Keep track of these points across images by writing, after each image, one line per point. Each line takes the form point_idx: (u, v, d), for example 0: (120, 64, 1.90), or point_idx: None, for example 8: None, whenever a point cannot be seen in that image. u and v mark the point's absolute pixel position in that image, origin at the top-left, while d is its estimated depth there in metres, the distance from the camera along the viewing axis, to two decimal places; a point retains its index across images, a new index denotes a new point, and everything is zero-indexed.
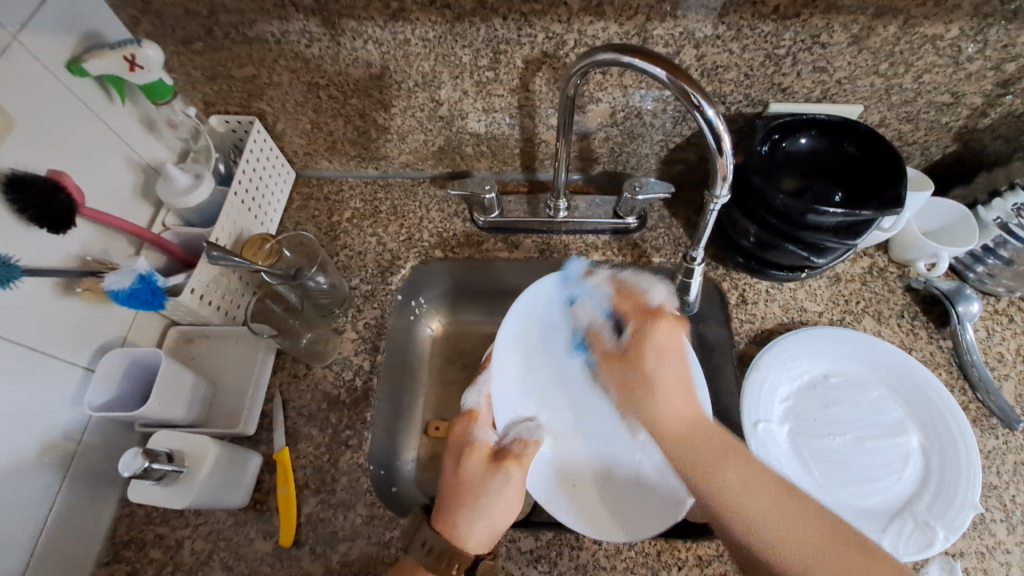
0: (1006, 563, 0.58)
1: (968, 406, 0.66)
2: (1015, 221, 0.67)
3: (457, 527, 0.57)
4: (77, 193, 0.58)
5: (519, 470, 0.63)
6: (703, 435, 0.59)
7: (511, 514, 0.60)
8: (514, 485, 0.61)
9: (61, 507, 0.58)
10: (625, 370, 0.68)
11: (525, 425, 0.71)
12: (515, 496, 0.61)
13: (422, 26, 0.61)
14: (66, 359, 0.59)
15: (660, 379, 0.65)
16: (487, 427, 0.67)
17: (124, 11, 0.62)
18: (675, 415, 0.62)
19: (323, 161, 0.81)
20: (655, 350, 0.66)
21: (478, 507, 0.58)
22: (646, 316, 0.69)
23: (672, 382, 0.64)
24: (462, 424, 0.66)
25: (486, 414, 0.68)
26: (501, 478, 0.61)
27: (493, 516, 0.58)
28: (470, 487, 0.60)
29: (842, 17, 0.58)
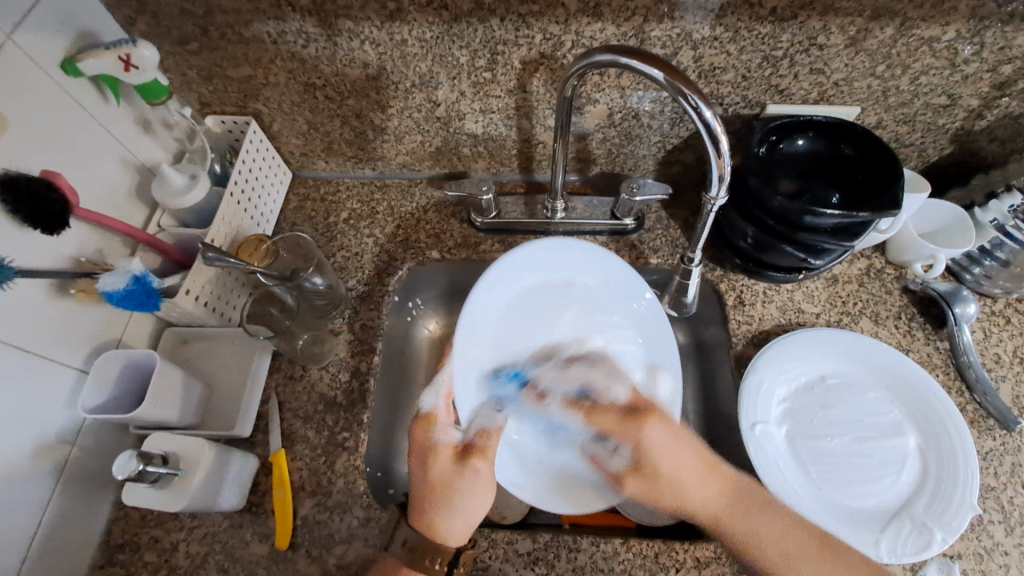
0: (1004, 564, 0.58)
1: (965, 407, 0.66)
2: (1012, 222, 0.67)
3: (437, 526, 0.56)
4: (71, 193, 0.58)
5: (487, 465, 0.60)
6: (726, 500, 0.57)
7: (486, 506, 0.58)
8: (486, 480, 0.59)
9: (56, 509, 0.58)
10: (648, 493, 0.59)
11: (486, 412, 0.66)
12: (488, 489, 0.59)
13: (419, 27, 0.61)
14: (60, 361, 0.59)
15: (665, 474, 0.59)
16: (447, 426, 0.62)
17: (119, 11, 0.61)
18: (708, 498, 0.57)
19: (319, 161, 0.81)
20: (658, 451, 0.60)
21: (452, 506, 0.56)
22: (626, 424, 0.63)
23: (681, 470, 0.58)
24: (422, 428, 0.61)
25: (446, 414, 0.63)
26: (470, 478, 0.58)
27: (468, 510, 0.57)
28: (442, 490, 0.57)
29: (839, 19, 0.58)
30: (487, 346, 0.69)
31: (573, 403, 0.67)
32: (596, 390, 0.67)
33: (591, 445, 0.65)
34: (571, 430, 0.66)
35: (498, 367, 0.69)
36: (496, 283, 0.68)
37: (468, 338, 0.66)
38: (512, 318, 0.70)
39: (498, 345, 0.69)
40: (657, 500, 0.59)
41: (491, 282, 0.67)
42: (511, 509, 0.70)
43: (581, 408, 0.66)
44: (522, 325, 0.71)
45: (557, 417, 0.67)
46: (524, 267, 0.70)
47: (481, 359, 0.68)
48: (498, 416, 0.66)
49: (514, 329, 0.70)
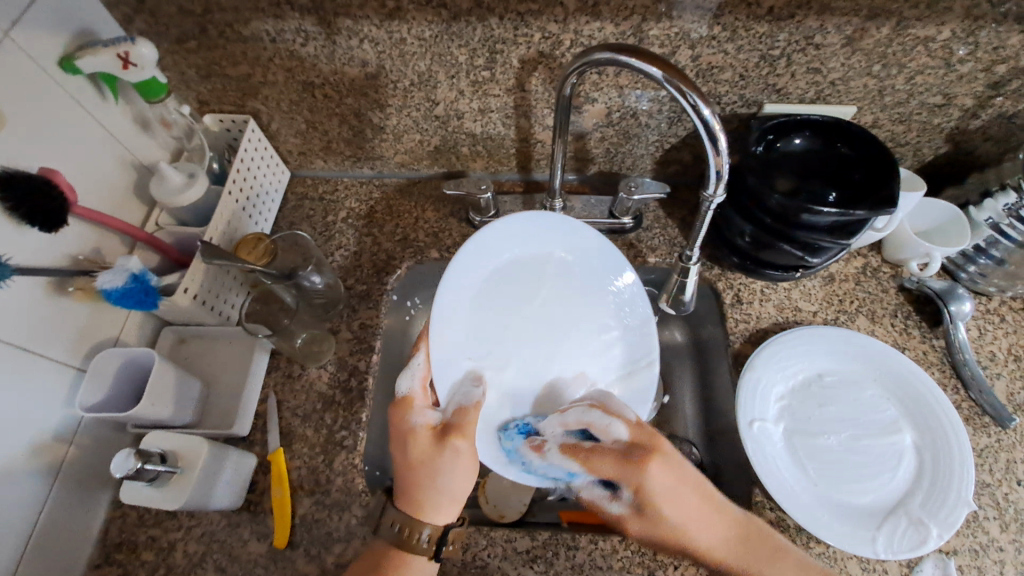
0: (999, 561, 0.58)
1: (961, 404, 0.66)
2: (1006, 221, 0.67)
3: (419, 506, 0.54)
4: (69, 191, 0.57)
5: (468, 443, 0.56)
6: (736, 548, 0.52)
7: (468, 484, 0.56)
8: (468, 459, 0.55)
9: (53, 508, 0.58)
10: (641, 530, 0.53)
11: (465, 387, 0.62)
12: (471, 464, 0.56)
13: (418, 26, 0.61)
14: (58, 360, 0.58)
15: (669, 519, 0.52)
16: (424, 409, 0.58)
17: (117, 8, 0.61)
18: (713, 545, 0.52)
19: (318, 160, 0.81)
20: (661, 498, 0.52)
21: (433, 487, 0.54)
22: (628, 467, 0.52)
23: (692, 523, 0.52)
24: (399, 410, 0.57)
25: (423, 396, 0.59)
26: (451, 458, 0.54)
27: (450, 488, 0.54)
28: (421, 472, 0.54)
29: (835, 18, 0.58)
30: (462, 321, 0.64)
31: (570, 447, 0.57)
32: (597, 428, 0.56)
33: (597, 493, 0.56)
34: (524, 454, 0.60)
35: (476, 337, 0.65)
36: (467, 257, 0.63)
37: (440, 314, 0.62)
38: (487, 291, 0.66)
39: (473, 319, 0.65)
40: (636, 529, 0.54)
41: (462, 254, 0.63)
42: (510, 507, 0.71)
43: (578, 454, 0.56)
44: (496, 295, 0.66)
45: (555, 463, 0.58)
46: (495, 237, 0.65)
47: (459, 331, 0.64)
48: (476, 392, 0.61)
49: (491, 302, 0.66)
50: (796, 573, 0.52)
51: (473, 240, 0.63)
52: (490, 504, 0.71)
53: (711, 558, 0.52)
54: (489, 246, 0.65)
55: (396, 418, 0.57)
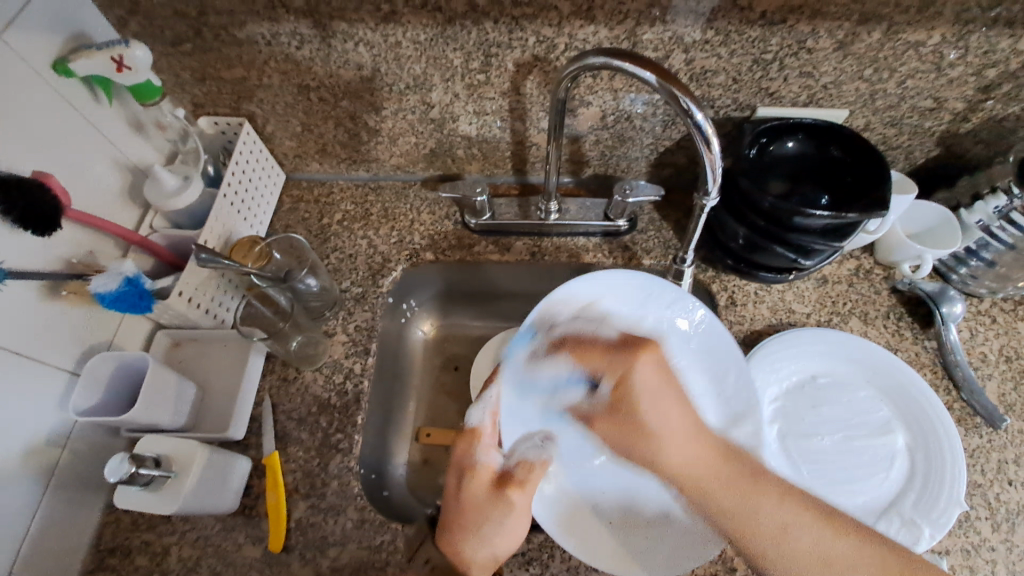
0: (992, 560, 0.59)
1: (952, 405, 0.67)
2: (997, 224, 0.68)
3: (456, 550, 0.56)
4: (63, 194, 0.57)
5: (523, 497, 0.61)
6: (716, 466, 0.60)
7: (519, 538, 0.58)
8: (519, 512, 0.59)
9: (46, 513, 0.57)
10: (622, 437, 0.65)
11: (535, 443, 0.68)
12: (522, 522, 0.59)
13: (414, 29, 0.61)
14: (51, 364, 0.58)
15: (654, 425, 0.64)
16: (489, 449, 0.65)
17: (111, 11, 0.61)
18: (687, 462, 0.61)
19: (313, 163, 0.81)
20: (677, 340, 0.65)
21: (479, 532, 0.56)
22: (624, 355, 0.68)
23: (662, 426, 0.63)
24: (466, 444, 0.65)
25: (491, 433, 0.66)
26: (503, 508, 0.59)
27: (492, 535, 0.57)
28: (474, 511, 0.58)
29: (827, 23, 0.59)
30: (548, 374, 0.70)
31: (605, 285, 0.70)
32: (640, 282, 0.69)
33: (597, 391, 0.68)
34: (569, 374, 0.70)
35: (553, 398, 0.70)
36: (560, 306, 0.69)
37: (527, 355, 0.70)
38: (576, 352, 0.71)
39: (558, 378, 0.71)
40: (625, 444, 0.65)
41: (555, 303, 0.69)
42: None
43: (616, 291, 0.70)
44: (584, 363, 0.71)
45: (547, 376, 0.70)
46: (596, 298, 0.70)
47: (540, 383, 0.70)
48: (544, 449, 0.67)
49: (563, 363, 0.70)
50: (777, 507, 0.56)
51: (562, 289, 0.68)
52: None
53: (678, 476, 0.61)
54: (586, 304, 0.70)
55: (463, 452, 0.65)
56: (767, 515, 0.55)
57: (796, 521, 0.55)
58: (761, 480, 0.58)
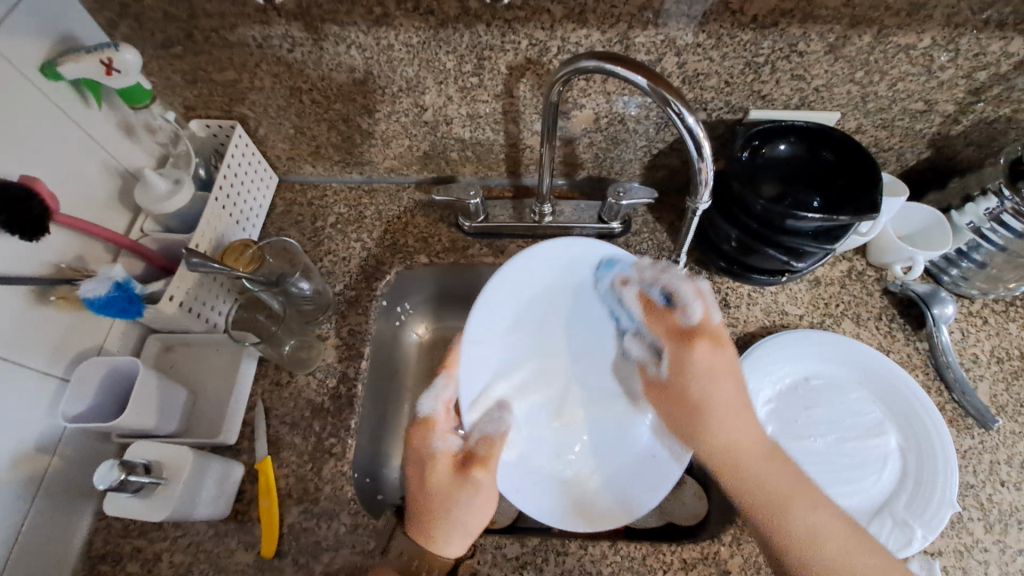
0: (984, 561, 0.59)
1: (944, 406, 0.67)
2: (988, 225, 0.69)
3: (429, 538, 0.55)
4: (51, 198, 0.56)
5: (488, 475, 0.58)
6: (762, 463, 0.55)
7: (487, 516, 0.58)
8: (484, 490, 0.57)
9: (34, 521, 0.57)
10: (676, 416, 0.61)
11: (493, 416, 0.63)
12: (489, 500, 0.58)
13: (406, 32, 0.61)
14: (40, 370, 0.58)
15: (709, 402, 0.59)
16: (445, 434, 0.61)
17: (101, 14, 0.61)
18: (773, 478, 0.54)
19: (306, 165, 0.80)
20: (699, 374, 0.60)
21: (450, 518, 0.56)
22: (679, 341, 0.62)
23: (726, 395, 0.59)
24: (420, 434, 0.61)
25: (445, 420, 0.61)
26: (469, 489, 0.57)
27: (463, 517, 0.56)
28: (439, 500, 0.57)
29: (818, 26, 0.59)
30: (497, 348, 0.64)
31: (643, 290, 0.64)
32: (677, 298, 0.63)
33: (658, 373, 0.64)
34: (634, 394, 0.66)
35: (501, 368, 0.65)
36: (514, 277, 0.61)
37: (477, 333, 0.61)
38: (523, 320, 0.65)
39: (506, 349, 0.65)
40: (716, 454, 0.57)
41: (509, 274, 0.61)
42: (501, 513, 0.71)
43: (647, 301, 0.64)
44: (531, 328, 0.66)
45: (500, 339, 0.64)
46: (544, 270, 0.63)
47: (493, 354, 0.63)
48: (501, 420, 0.62)
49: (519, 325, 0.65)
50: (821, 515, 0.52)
51: (517, 262, 0.60)
52: None
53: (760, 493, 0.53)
54: (535, 274, 0.63)
55: (421, 444, 0.60)
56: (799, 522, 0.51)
57: (844, 535, 0.51)
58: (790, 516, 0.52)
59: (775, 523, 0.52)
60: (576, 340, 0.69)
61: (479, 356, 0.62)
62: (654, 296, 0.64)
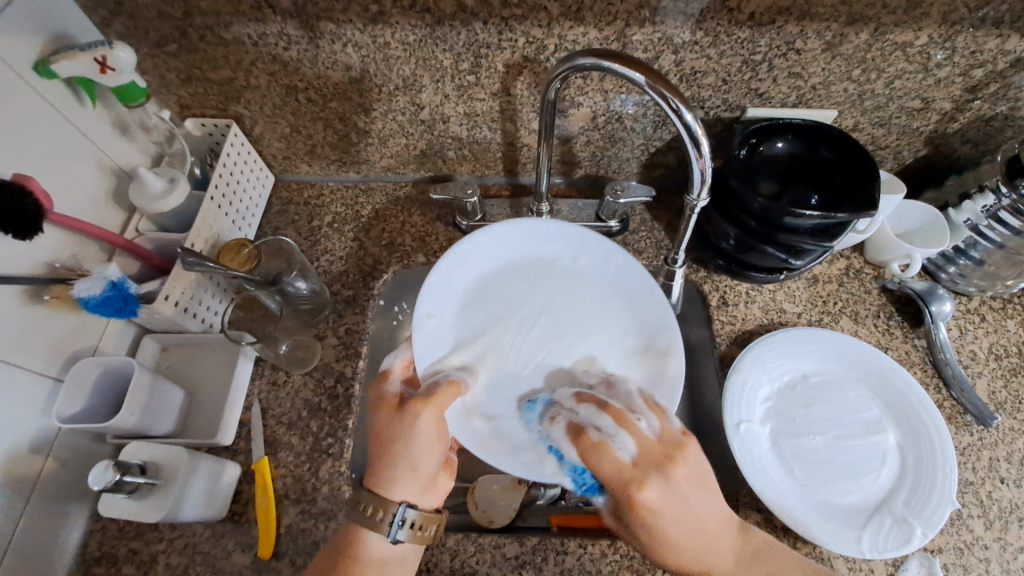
0: (984, 558, 0.59)
1: (943, 404, 0.67)
2: (985, 222, 0.69)
3: (382, 481, 0.53)
4: (44, 197, 0.56)
5: (429, 411, 0.54)
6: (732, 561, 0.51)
7: (436, 451, 0.54)
8: (427, 433, 0.53)
9: (29, 522, 0.56)
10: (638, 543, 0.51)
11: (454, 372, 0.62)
12: (435, 434, 0.54)
13: (402, 30, 0.61)
14: (34, 370, 0.57)
15: (663, 520, 0.48)
16: (397, 382, 0.58)
17: (94, 12, 0.60)
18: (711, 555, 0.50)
19: (303, 164, 0.80)
20: (655, 512, 0.48)
21: (397, 459, 0.52)
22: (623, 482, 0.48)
23: (693, 502, 0.49)
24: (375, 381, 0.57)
25: (401, 375, 0.59)
26: (411, 425, 0.53)
27: (411, 457, 0.52)
28: (386, 441, 0.53)
29: (815, 24, 0.59)
30: (458, 317, 0.66)
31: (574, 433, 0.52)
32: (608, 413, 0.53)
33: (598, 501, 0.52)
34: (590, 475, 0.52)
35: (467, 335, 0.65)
36: (462, 254, 0.65)
37: (434, 299, 0.64)
38: (483, 292, 0.67)
39: (466, 317, 0.66)
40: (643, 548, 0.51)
41: (463, 251, 0.65)
42: (498, 513, 0.70)
43: (580, 442, 0.51)
44: (492, 297, 0.67)
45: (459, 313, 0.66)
46: (498, 245, 0.67)
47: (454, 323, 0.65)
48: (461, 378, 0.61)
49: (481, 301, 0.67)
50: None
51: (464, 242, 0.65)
52: (478, 509, 0.70)
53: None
54: (491, 250, 0.67)
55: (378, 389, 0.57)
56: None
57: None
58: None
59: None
60: (544, 304, 0.67)
61: (440, 328, 0.64)
62: (582, 438, 0.51)
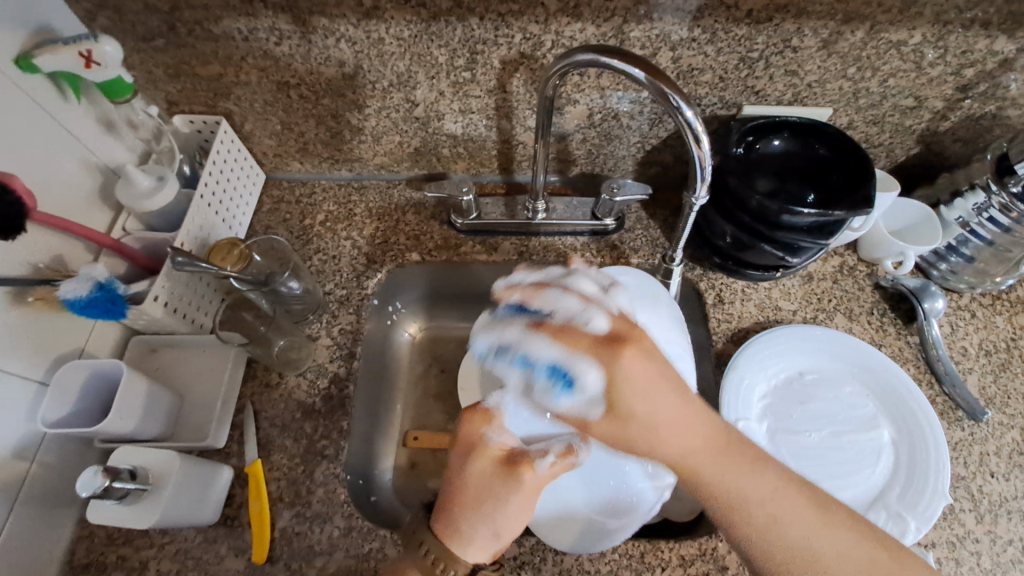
0: (975, 552, 0.60)
1: (935, 400, 0.68)
2: (976, 220, 0.70)
3: (456, 537, 0.50)
4: (27, 195, 0.54)
5: (536, 479, 0.52)
6: (715, 453, 0.48)
7: (521, 522, 0.52)
8: (523, 502, 0.52)
9: (15, 529, 0.55)
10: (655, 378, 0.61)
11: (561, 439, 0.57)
12: (529, 506, 0.52)
13: (397, 25, 0.60)
14: (19, 373, 0.56)
15: (638, 412, 0.47)
16: (501, 430, 0.56)
17: (78, 4, 0.58)
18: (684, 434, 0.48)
19: (294, 162, 0.79)
20: (634, 387, 0.47)
21: (483, 524, 0.50)
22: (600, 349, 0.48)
23: (668, 427, 0.47)
24: (476, 420, 0.56)
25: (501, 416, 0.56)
26: (511, 486, 0.51)
27: (498, 524, 0.51)
28: (474, 494, 0.51)
29: (812, 22, 0.59)
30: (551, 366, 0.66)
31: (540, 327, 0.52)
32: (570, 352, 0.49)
33: (587, 412, 0.48)
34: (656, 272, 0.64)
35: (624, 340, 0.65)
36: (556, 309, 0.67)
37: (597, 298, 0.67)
38: None
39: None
40: (615, 439, 0.49)
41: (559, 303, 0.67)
42: None
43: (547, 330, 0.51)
44: None
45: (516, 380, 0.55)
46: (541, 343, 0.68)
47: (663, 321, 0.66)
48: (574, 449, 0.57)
49: None
50: (765, 486, 0.47)
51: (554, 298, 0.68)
52: None
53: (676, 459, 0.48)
54: None
55: (471, 428, 0.55)
56: (762, 488, 0.47)
57: (846, 538, 0.46)
58: (747, 494, 0.47)
59: (713, 488, 0.47)
60: None
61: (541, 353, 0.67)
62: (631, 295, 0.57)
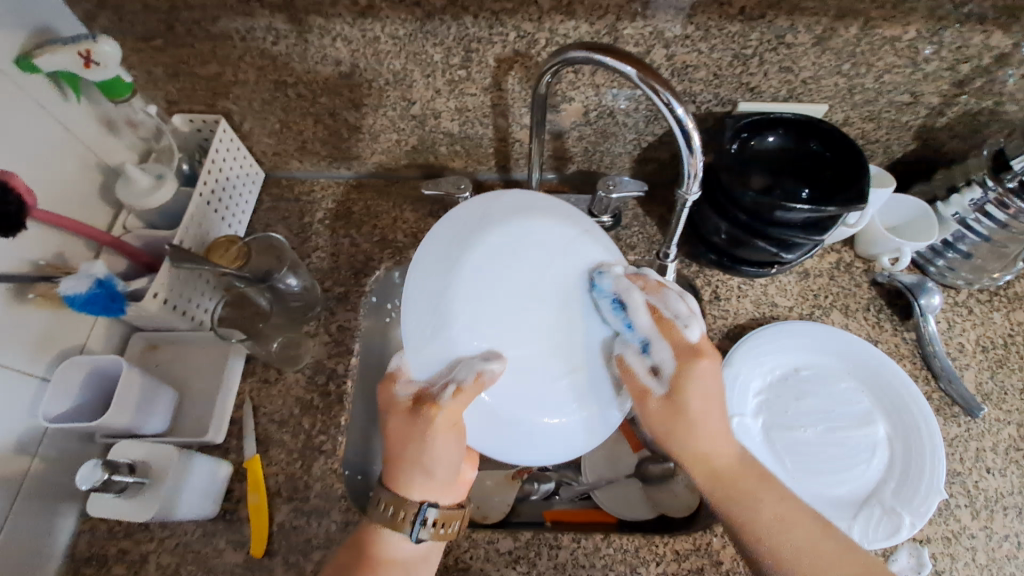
0: (971, 547, 0.60)
1: (932, 395, 0.68)
2: (973, 216, 0.70)
3: (397, 483, 0.51)
4: (28, 193, 0.54)
5: (442, 415, 0.49)
6: (748, 471, 0.52)
7: (452, 454, 0.51)
8: (440, 435, 0.50)
9: (18, 523, 0.56)
10: (677, 415, 0.53)
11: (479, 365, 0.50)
12: (453, 438, 0.50)
13: (392, 23, 0.60)
14: (21, 369, 0.57)
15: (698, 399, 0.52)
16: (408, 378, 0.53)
17: (78, 5, 0.59)
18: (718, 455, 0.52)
19: (293, 161, 0.79)
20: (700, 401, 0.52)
21: (409, 464, 0.50)
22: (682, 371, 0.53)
23: (715, 414, 0.53)
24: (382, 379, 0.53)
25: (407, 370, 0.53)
26: (421, 428, 0.50)
27: (427, 462, 0.50)
28: (393, 440, 0.51)
29: (805, 18, 0.59)
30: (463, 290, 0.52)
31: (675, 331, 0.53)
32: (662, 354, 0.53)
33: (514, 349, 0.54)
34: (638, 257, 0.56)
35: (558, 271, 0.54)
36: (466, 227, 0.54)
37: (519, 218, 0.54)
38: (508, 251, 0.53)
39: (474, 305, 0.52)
40: (662, 426, 0.53)
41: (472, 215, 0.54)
42: (492, 509, 0.71)
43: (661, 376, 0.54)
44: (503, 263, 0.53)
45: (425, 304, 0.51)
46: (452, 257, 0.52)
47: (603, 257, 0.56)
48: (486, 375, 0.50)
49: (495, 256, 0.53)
50: (777, 502, 0.50)
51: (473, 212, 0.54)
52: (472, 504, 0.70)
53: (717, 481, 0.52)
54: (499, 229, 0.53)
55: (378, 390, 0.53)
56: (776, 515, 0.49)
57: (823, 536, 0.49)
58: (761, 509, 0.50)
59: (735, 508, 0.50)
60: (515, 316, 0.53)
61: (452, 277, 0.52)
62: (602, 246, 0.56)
